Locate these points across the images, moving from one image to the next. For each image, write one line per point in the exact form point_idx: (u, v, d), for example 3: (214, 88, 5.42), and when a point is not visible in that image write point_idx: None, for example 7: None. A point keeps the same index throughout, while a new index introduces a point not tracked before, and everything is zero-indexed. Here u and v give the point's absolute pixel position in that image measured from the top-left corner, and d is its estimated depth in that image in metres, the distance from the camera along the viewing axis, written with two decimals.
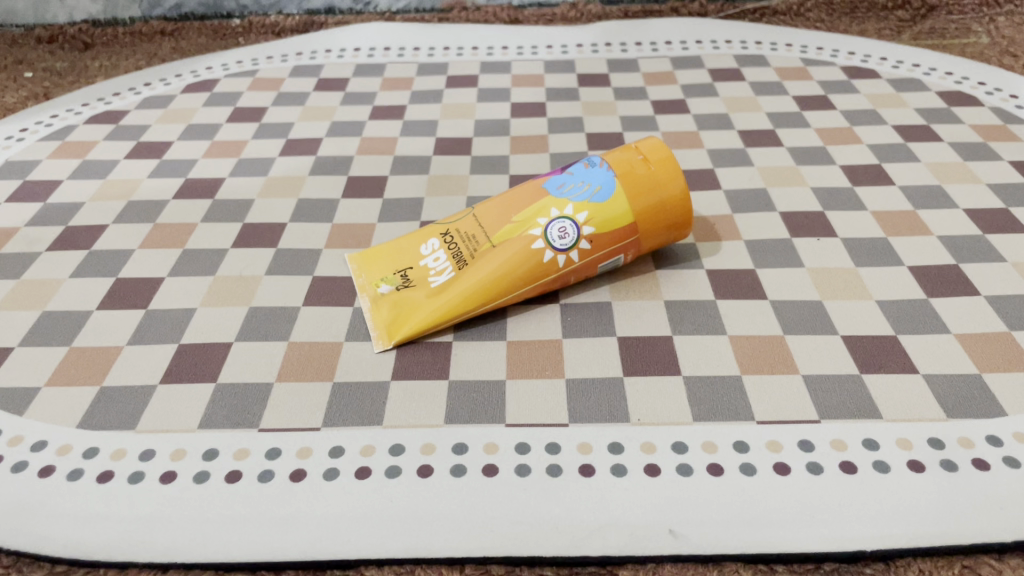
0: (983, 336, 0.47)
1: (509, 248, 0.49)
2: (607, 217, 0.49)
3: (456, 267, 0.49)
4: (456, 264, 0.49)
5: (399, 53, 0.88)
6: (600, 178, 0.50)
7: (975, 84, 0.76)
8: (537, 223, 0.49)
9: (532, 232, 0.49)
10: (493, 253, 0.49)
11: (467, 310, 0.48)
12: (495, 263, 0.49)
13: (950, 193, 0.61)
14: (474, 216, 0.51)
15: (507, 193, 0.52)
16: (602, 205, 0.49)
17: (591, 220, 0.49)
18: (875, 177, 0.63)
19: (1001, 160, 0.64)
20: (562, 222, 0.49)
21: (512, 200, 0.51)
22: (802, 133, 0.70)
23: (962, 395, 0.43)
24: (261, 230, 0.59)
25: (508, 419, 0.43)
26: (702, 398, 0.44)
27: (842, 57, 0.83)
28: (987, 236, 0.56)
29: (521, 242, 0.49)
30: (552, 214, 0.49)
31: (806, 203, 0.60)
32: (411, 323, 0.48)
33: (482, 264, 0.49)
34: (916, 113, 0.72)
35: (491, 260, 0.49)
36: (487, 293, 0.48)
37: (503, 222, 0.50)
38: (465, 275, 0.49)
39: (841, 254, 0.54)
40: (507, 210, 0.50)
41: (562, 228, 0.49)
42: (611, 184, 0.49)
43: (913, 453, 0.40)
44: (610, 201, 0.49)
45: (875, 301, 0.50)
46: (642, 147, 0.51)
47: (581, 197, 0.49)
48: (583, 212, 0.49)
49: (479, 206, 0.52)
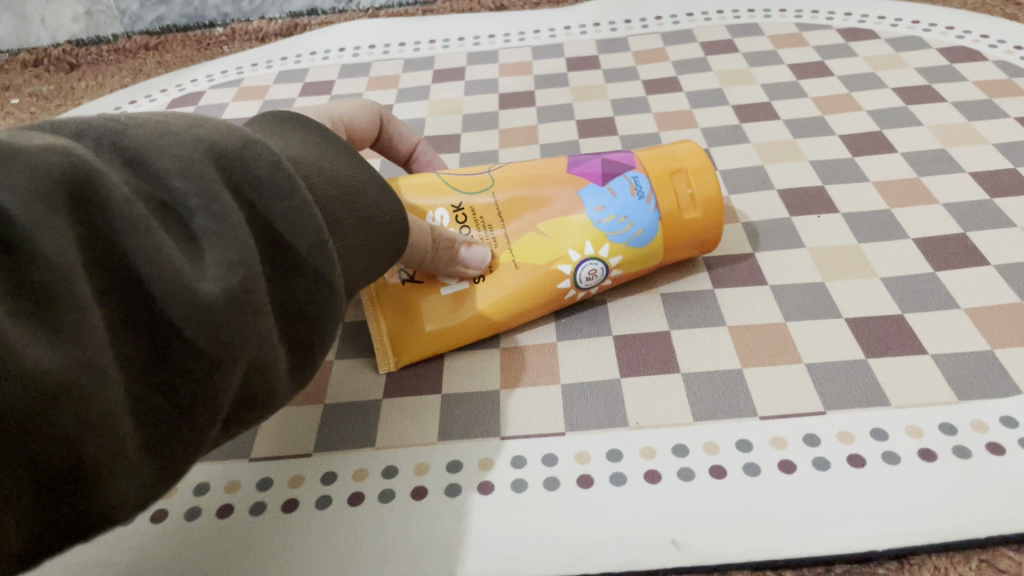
0: (994, 309, 0.45)
1: (535, 280, 0.45)
2: (636, 261, 0.46)
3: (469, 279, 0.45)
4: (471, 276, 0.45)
5: (385, 49, 0.86)
6: (644, 217, 0.45)
7: (977, 38, 0.74)
8: (569, 259, 0.45)
9: (561, 269, 0.45)
10: (515, 280, 0.45)
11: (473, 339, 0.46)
12: (515, 300, 0.45)
13: (955, 156, 0.58)
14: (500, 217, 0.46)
15: (537, 193, 0.46)
16: (637, 250, 0.46)
17: (621, 263, 0.46)
18: (877, 144, 0.61)
19: (1007, 116, 0.62)
20: (594, 264, 0.45)
21: (543, 214, 0.45)
22: (799, 103, 0.68)
23: (974, 374, 0.41)
24: None
25: (503, 432, 0.42)
26: (703, 396, 0.42)
27: (839, 19, 0.81)
28: (995, 199, 0.54)
29: (550, 278, 0.45)
30: (587, 252, 0.45)
31: (805, 178, 0.58)
32: (415, 346, 0.45)
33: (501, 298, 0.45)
34: (917, 73, 0.70)
35: (507, 289, 0.45)
36: (498, 326, 0.46)
37: (530, 249, 0.45)
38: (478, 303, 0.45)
39: (841, 232, 0.53)
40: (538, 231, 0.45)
41: (592, 270, 0.45)
42: (653, 227, 0.45)
43: (924, 441, 0.39)
44: (646, 246, 0.46)
45: (880, 279, 0.48)
46: (693, 185, 0.45)
47: (619, 238, 0.45)
48: (617, 257, 0.45)
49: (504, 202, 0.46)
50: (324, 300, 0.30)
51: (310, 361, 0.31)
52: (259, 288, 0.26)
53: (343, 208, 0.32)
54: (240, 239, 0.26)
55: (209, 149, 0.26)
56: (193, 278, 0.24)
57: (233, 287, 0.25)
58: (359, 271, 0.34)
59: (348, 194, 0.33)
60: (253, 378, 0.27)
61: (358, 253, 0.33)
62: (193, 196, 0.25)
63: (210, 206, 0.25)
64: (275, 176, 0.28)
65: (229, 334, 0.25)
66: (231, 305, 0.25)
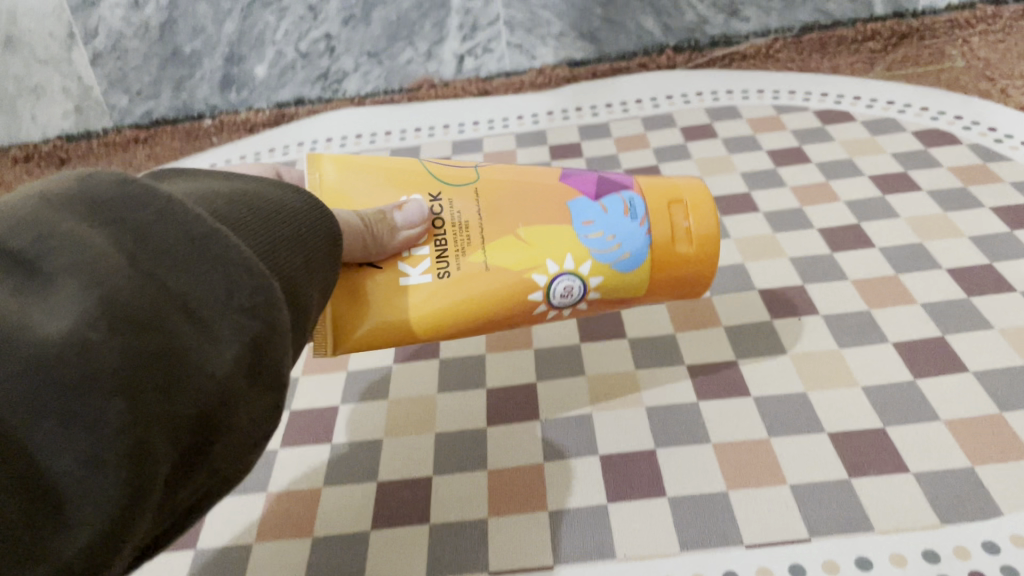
0: (973, 421, 0.46)
1: (504, 290, 0.43)
2: (616, 286, 0.44)
3: (433, 272, 0.43)
4: (435, 269, 0.43)
5: (371, 139, 0.88)
6: (632, 239, 0.43)
7: (952, 119, 0.76)
8: (547, 269, 0.43)
9: (536, 280, 0.43)
10: (481, 281, 0.43)
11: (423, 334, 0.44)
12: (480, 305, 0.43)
13: (932, 250, 0.59)
14: (480, 214, 0.44)
15: (527, 195, 0.45)
16: (618, 273, 0.44)
17: (600, 285, 0.44)
18: (855, 239, 0.62)
19: (982, 207, 0.63)
20: (571, 280, 0.43)
21: (529, 216, 0.44)
22: (779, 193, 0.69)
23: (956, 495, 0.42)
24: (311, 418, 0.52)
25: (491, 566, 0.42)
26: (689, 523, 0.42)
27: (816, 100, 0.83)
28: (972, 298, 0.55)
29: (521, 286, 0.43)
30: (567, 265, 0.43)
31: (785, 276, 0.59)
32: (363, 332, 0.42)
33: (464, 298, 0.43)
34: (893, 160, 0.71)
35: (473, 291, 0.43)
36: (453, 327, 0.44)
37: (506, 251, 0.43)
38: (436, 298, 0.43)
39: (822, 336, 0.53)
40: (517, 236, 0.43)
41: (567, 286, 0.43)
42: (640, 253, 0.43)
43: (908, 571, 0.39)
44: (630, 272, 0.44)
45: (861, 388, 0.49)
46: (691, 219, 0.44)
47: (604, 255, 0.43)
48: (597, 277, 0.44)
49: (489, 200, 0.44)
50: (249, 286, 0.27)
51: (271, 361, 0.28)
52: (142, 304, 0.24)
53: (247, 212, 0.31)
54: (99, 262, 0.24)
55: (49, 199, 0.25)
56: (38, 320, 0.22)
57: (83, 316, 0.23)
58: (294, 265, 0.31)
59: (252, 202, 0.31)
60: (183, 398, 0.25)
61: (284, 247, 0.31)
62: (28, 247, 0.23)
63: (47, 249, 0.23)
64: (132, 192, 0.26)
65: (92, 360, 0.23)
66: (83, 336, 0.23)
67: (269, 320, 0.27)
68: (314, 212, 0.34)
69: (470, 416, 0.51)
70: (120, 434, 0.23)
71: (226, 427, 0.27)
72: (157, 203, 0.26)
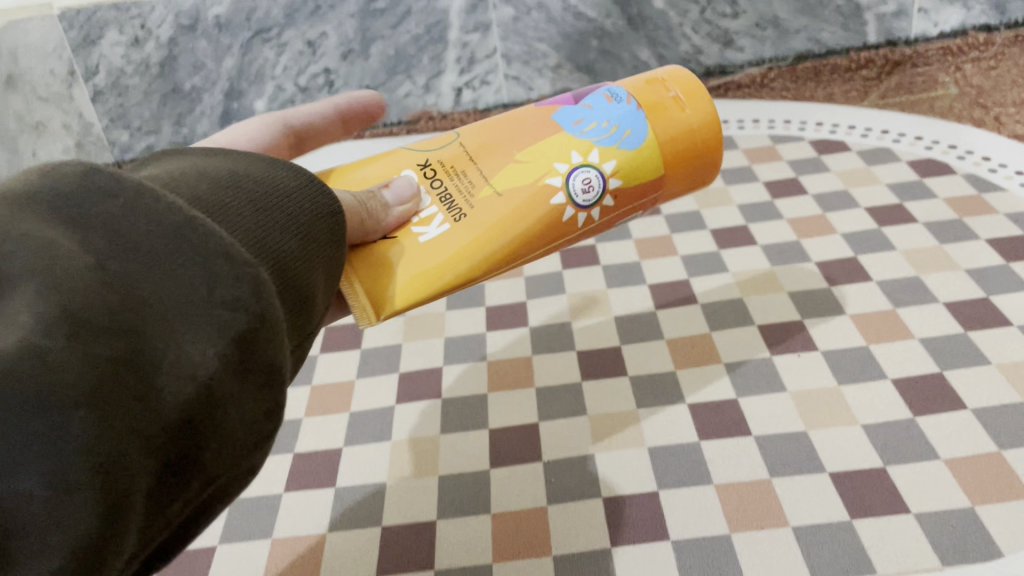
0: (972, 461, 0.46)
1: (525, 199, 0.44)
2: (635, 168, 0.45)
3: (449, 219, 0.44)
4: (450, 216, 0.44)
5: None
6: (626, 119, 0.45)
7: (946, 148, 0.77)
8: (558, 170, 0.45)
9: (553, 182, 0.45)
10: (500, 201, 0.44)
11: (466, 271, 0.44)
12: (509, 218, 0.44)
13: (929, 284, 0.60)
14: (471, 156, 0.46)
15: (512, 125, 0.47)
16: (629, 152, 0.45)
17: (617, 169, 0.45)
18: (852, 272, 0.62)
19: (978, 238, 0.64)
20: (587, 170, 0.45)
21: (521, 139, 0.46)
22: (776, 225, 0.70)
23: (956, 536, 0.42)
24: (315, 461, 0.53)
25: None
26: (692, 568, 0.43)
27: (811, 129, 0.84)
28: (969, 333, 0.55)
29: (538, 190, 0.45)
30: (575, 162, 0.45)
31: (783, 311, 0.60)
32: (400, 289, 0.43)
33: (489, 219, 0.44)
34: (889, 190, 0.72)
35: (497, 211, 0.44)
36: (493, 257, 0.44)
37: (512, 169, 0.45)
38: (460, 231, 0.44)
39: (822, 373, 0.54)
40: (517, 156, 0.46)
41: (586, 177, 0.45)
42: (639, 129, 0.45)
43: None
44: (640, 148, 0.45)
45: (861, 426, 0.49)
46: (671, 87, 0.46)
47: (608, 140, 0.45)
48: (611, 160, 0.45)
49: (474, 142, 0.47)
50: (225, 277, 0.27)
51: (260, 355, 0.27)
52: (110, 306, 0.24)
53: (233, 201, 0.31)
54: (60, 266, 0.24)
55: (27, 209, 0.26)
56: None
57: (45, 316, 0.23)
58: (284, 251, 0.31)
59: (240, 194, 0.32)
60: (157, 402, 0.24)
61: (272, 232, 0.31)
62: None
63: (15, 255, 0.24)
64: (105, 196, 0.27)
65: (55, 362, 0.22)
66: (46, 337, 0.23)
67: (254, 309, 0.27)
68: (307, 195, 0.34)
69: (472, 457, 0.51)
70: (86, 441, 0.23)
71: (218, 428, 0.26)
72: (129, 204, 0.27)
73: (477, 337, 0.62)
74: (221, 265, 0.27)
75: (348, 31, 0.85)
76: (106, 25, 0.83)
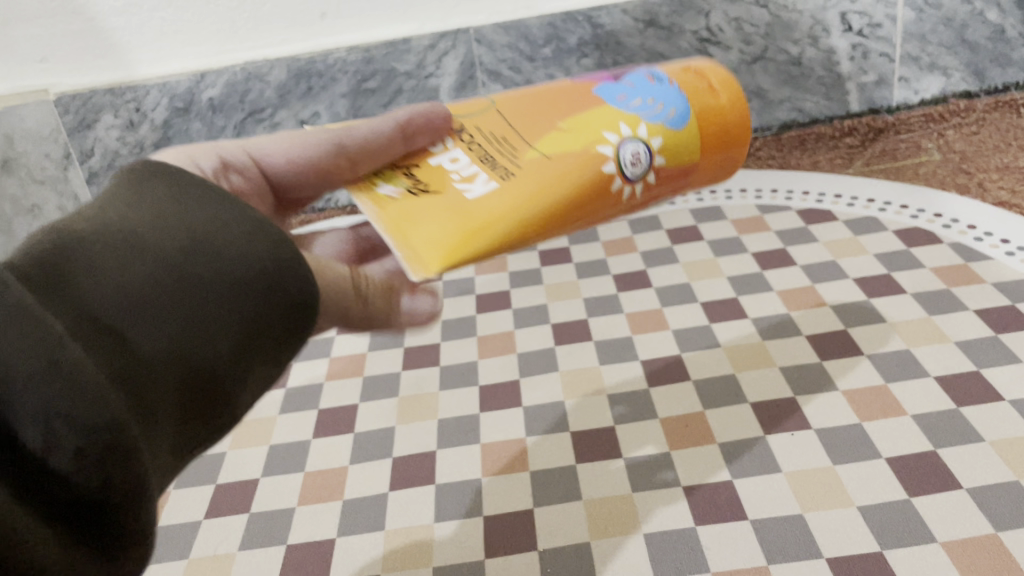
0: (969, 543, 0.46)
1: (581, 161, 0.49)
2: (676, 146, 0.51)
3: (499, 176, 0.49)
4: (500, 176, 0.49)
5: None
6: (667, 103, 0.52)
7: (932, 216, 0.77)
8: (611, 139, 0.50)
9: (607, 148, 0.50)
10: (555, 165, 0.49)
11: (533, 226, 0.47)
12: (566, 174, 0.48)
13: (919, 357, 0.60)
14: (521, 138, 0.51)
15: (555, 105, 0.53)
16: (672, 130, 0.51)
17: (662, 145, 0.51)
18: (842, 346, 0.63)
19: (965, 309, 0.65)
20: (637, 142, 0.50)
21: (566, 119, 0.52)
22: (766, 298, 0.70)
23: None
24: (310, 552, 0.52)
25: None
26: None
27: (798, 199, 0.83)
28: (962, 408, 0.55)
29: (594, 155, 0.49)
30: (625, 133, 0.50)
31: (777, 387, 0.60)
32: (473, 243, 0.45)
33: (548, 177, 0.48)
34: (876, 260, 0.72)
35: (558, 168, 0.48)
36: (555, 212, 0.48)
37: (565, 142, 0.50)
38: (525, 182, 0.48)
39: (815, 452, 0.54)
40: (564, 133, 0.51)
41: (636, 149, 0.50)
42: (678, 110, 0.51)
43: None
44: (681, 128, 0.51)
45: (857, 508, 0.49)
46: (700, 82, 0.54)
47: (653, 118, 0.51)
48: (657, 137, 0.50)
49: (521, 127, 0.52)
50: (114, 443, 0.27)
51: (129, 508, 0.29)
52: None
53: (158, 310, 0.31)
54: None
55: None
56: None
57: None
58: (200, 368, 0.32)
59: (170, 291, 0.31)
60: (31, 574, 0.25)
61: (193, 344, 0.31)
62: None
63: None
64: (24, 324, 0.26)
65: None
66: None
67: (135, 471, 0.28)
68: (253, 292, 0.34)
69: (468, 547, 0.51)
70: None
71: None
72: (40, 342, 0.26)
73: (470, 419, 0.61)
74: (74, 423, 0.26)
75: (339, 110, 0.87)
76: (101, 110, 0.84)
